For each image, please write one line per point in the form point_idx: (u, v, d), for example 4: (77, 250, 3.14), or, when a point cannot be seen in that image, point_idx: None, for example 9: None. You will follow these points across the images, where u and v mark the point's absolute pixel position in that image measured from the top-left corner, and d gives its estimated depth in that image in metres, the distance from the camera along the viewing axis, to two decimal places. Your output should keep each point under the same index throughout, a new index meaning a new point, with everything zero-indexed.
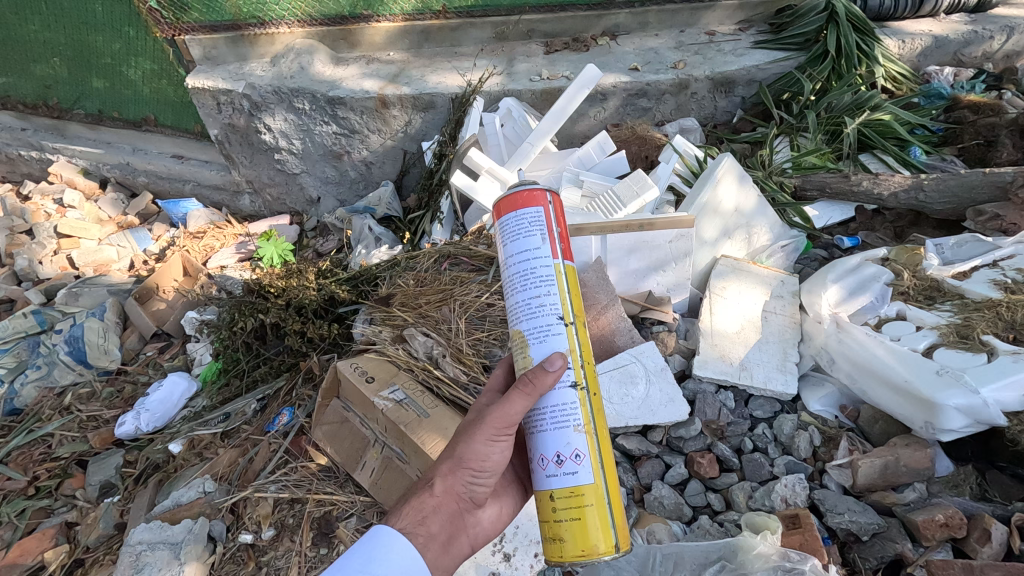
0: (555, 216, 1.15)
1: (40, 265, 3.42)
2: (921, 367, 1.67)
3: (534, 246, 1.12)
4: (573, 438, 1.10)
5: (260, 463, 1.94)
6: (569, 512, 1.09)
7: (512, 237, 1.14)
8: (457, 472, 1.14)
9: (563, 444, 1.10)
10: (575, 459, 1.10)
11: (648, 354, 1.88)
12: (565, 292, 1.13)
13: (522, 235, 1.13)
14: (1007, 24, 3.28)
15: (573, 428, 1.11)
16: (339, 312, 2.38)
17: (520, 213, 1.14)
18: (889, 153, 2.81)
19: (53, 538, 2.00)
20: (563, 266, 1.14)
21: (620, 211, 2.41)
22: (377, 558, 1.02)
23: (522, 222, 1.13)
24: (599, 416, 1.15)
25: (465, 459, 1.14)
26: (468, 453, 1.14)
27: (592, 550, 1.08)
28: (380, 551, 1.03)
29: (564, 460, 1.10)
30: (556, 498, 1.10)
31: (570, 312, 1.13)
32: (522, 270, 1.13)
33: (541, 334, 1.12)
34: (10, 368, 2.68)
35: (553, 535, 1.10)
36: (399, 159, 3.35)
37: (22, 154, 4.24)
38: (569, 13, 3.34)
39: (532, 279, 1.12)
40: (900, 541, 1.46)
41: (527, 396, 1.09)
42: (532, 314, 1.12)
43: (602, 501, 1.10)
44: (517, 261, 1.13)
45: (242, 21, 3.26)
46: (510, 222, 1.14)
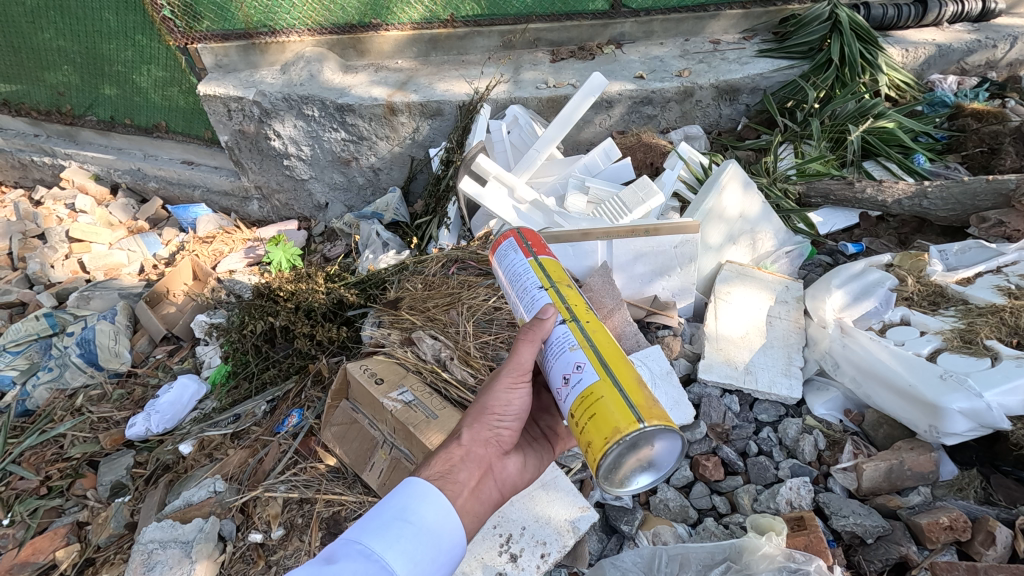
0: (529, 235, 1.36)
1: (52, 269, 3.50)
2: (925, 370, 1.68)
3: (509, 261, 1.32)
4: (570, 355, 1.10)
5: (270, 463, 1.97)
6: (585, 414, 1.03)
7: (498, 264, 1.35)
8: (480, 420, 1.18)
9: (566, 364, 1.11)
10: (578, 370, 1.08)
11: (654, 357, 1.92)
12: (542, 269, 1.26)
13: (502, 265, 1.34)
14: (1010, 33, 3.31)
15: (568, 348, 1.12)
16: (348, 315, 2.43)
17: (498, 250, 1.37)
18: (892, 161, 2.86)
19: (64, 537, 2.04)
20: (542, 259, 1.28)
21: (625, 217, 2.43)
22: (411, 509, 0.99)
23: (499, 255, 1.36)
24: (592, 330, 1.14)
25: (487, 407, 1.19)
26: (491, 400, 1.19)
27: (614, 435, 0.97)
28: (415, 501, 1.00)
29: (570, 376, 1.09)
30: (577, 413, 1.06)
31: (550, 277, 1.24)
32: (513, 280, 1.29)
33: (531, 304, 1.23)
34: (23, 370, 2.75)
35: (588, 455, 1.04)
36: (407, 165, 3.40)
37: (35, 159, 4.33)
38: (575, 21, 3.38)
39: (519, 279, 1.27)
40: (905, 544, 1.46)
41: (531, 343, 1.16)
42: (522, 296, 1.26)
43: (613, 389, 1.02)
44: (506, 271, 1.32)
45: (253, 30, 3.31)
46: (496, 255, 1.37)
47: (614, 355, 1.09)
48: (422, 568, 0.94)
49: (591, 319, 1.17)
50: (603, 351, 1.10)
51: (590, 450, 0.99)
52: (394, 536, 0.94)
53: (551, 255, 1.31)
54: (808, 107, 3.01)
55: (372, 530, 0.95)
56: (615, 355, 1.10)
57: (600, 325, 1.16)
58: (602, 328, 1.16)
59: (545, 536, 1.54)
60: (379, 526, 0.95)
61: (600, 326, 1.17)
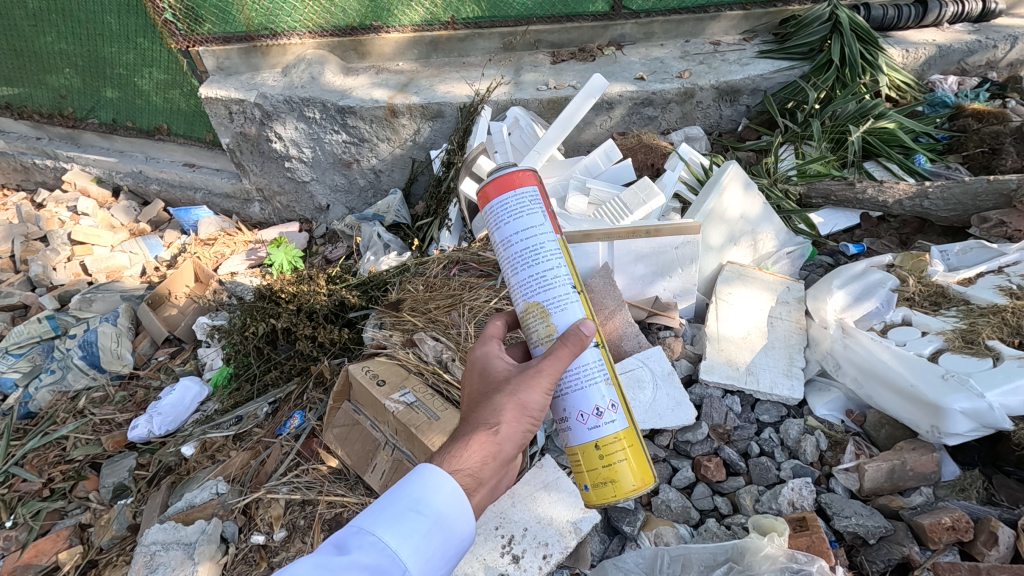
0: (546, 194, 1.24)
1: (54, 272, 3.51)
2: (927, 370, 1.68)
3: (535, 220, 1.17)
4: (607, 391, 1.19)
5: (272, 465, 1.98)
6: (615, 454, 1.19)
7: (510, 219, 1.18)
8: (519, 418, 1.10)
9: (600, 397, 1.19)
10: (611, 409, 1.20)
11: (655, 358, 1.91)
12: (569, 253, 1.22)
13: (517, 215, 1.17)
14: (1010, 33, 3.31)
15: (603, 382, 1.19)
16: (350, 317, 2.45)
17: (516, 193, 1.18)
18: (893, 161, 2.85)
19: (67, 539, 2.05)
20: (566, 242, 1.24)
21: (626, 218, 2.43)
22: (425, 499, 0.98)
23: (515, 201, 1.18)
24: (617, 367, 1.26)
25: (529, 407, 1.11)
26: (530, 401, 1.11)
27: (636, 486, 1.20)
28: (429, 491, 0.99)
29: (602, 412, 1.19)
30: (600, 446, 1.19)
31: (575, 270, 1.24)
32: (536, 248, 1.17)
33: (559, 303, 1.17)
34: (26, 372, 2.77)
35: (598, 482, 1.20)
36: (407, 167, 3.40)
37: (37, 162, 4.35)
38: (575, 23, 3.39)
39: (548, 255, 1.17)
40: (907, 544, 1.46)
41: (572, 353, 1.12)
42: (546, 286, 1.17)
43: (636, 440, 1.22)
44: (521, 238, 1.17)
45: (255, 33, 3.32)
46: (507, 204, 1.18)
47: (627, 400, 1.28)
48: (434, 562, 0.95)
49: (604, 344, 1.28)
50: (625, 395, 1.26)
51: (614, 490, 1.19)
52: (407, 530, 0.93)
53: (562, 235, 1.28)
54: (808, 108, 3.02)
55: (385, 521, 0.93)
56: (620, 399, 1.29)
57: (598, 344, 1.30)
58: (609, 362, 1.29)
59: (546, 538, 1.54)
60: (393, 517, 0.94)
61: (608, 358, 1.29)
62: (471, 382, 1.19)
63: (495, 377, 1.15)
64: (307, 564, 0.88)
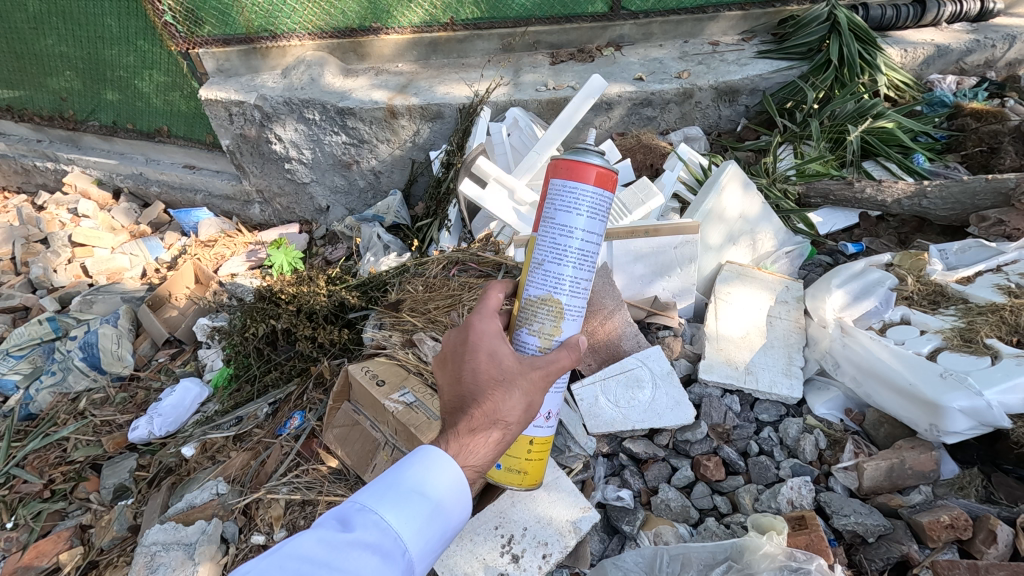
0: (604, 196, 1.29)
1: (55, 273, 3.52)
2: (926, 369, 1.68)
3: (588, 224, 1.23)
4: (557, 402, 1.37)
5: (272, 465, 1.98)
6: (537, 453, 1.36)
7: (570, 212, 1.22)
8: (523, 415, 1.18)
9: (553, 406, 1.35)
10: (553, 418, 1.37)
11: (654, 358, 1.91)
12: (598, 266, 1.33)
13: (577, 213, 1.22)
14: (1009, 32, 3.32)
15: (558, 395, 1.36)
16: (350, 318, 2.45)
17: (589, 191, 1.21)
18: (892, 160, 2.86)
19: (67, 540, 2.05)
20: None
21: (625, 218, 2.43)
22: (428, 482, 1.00)
23: (582, 196, 1.21)
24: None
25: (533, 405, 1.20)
26: (536, 402, 1.20)
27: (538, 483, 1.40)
28: (431, 474, 1.01)
29: (547, 417, 1.35)
30: (532, 444, 1.35)
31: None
32: (576, 250, 1.24)
33: (574, 311, 1.29)
34: (27, 374, 2.79)
35: (512, 467, 1.36)
36: (407, 168, 3.40)
37: (37, 165, 4.35)
38: (574, 24, 3.39)
39: (583, 262, 1.26)
40: (906, 543, 1.46)
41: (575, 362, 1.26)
42: (572, 289, 1.27)
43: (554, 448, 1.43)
44: (570, 237, 1.23)
45: (254, 35, 3.32)
46: (574, 197, 1.22)
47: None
48: (432, 543, 0.97)
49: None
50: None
51: (523, 480, 1.37)
52: (410, 511, 0.95)
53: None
54: (807, 108, 3.02)
55: (389, 501, 0.95)
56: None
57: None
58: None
59: (546, 537, 1.54)
60: (395, 497, 0.96)
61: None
62: (476, 361, 1.18)
63: (509, 367, 1.18)
64: (310, 540, 0.88)
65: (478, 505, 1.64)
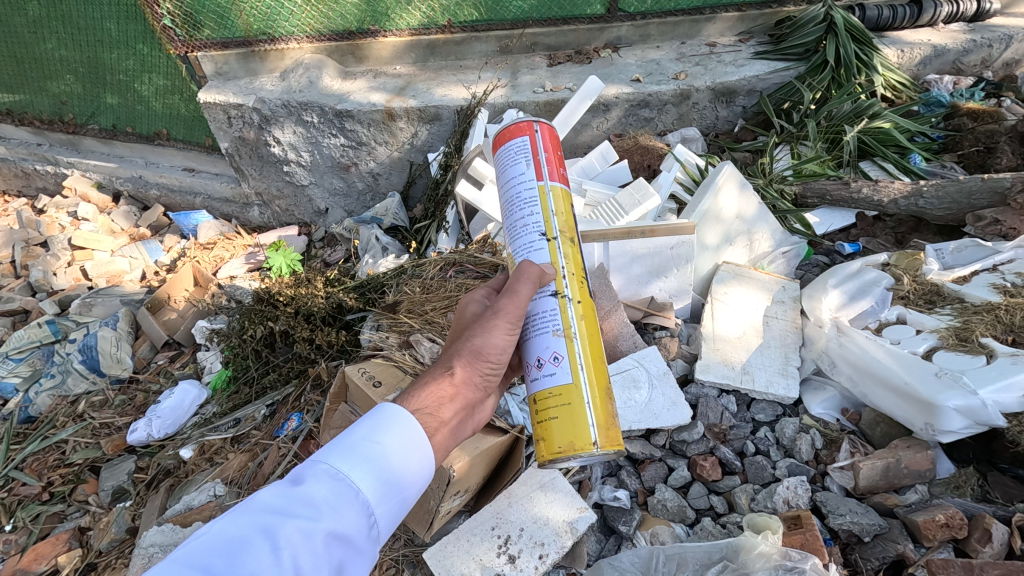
0: (551, 143, 1.28)
1: (54, 276, 3.53)
2: (920, 368, 1.69)
3: (522, 169, 1.23)
4: (552, 342, 1.18)
5: (269, 467, 1.99)
6: (551, 411, 1.17)
7: (503, 168, 1.27)
8: (473, 361, 1.17)
9: (544, 347, 1.19)
10: (554, 361, 1.17)
11: (651, 358, 1.92)
12: (556, 201, 1.23)
13: (511, 164, 1.25)
14: (1006, 33, 3.32)
15: (551, 333, 1.18)
16: (347, 320, 2.46)
17: (516, 143, 1.26)
18: (889, 160, 2.86)
19: (66, 543, 2.06)
20: (561, 192, 1.24)
21: (622, 219, 2.43)
22: (382, 429, 1.00)
23: (513, 148, 1.26)
24: (597, 346, 1.21)
25: (483, 350, 1.17)
26: (488, 343, 1.17)
27: (571, 448, 1.14)
28: (385, 424, 1.01)
29: (545, 363, 1.18)
30: (539, 400, 1.19)
31: (565, 220, 1.23)
32: (514, 192, 1.24)
33: (528, 249, 1.21)
34: (26, 377, 2.78)
35: (538, 436, 1.20)
36: (406, 170, 3.41)
37: (37, 168, 4.37)
38: (572, 26, 3.40)
39: (522, 200, 1.22)
40: (902, 542, 1.47)
41: (529, 286, 1.16)
42: (519, 233, 1.23)
43: (581, 399, 1.15)
44: (509, 186, 1.25)
45: (253, 38, 3.33)
46: (502, 156, 1.27)
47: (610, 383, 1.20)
48: (392, 489, 0.97)
49: (591, 311, 1.22)
50: (599, 373, 1.19)
51: (549, 449, 1.17)
52: (361, 457, 0.95)
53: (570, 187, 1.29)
54: (804, 108, 3.03)
55: (340, 451, 0.96)
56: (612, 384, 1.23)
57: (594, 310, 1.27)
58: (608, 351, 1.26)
59: (543, 537, 1.54)
60: (347, 447, 0.96)
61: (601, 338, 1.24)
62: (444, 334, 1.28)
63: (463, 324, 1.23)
64: (268, 492, 0.91)
65: (476, 503, 1.75)
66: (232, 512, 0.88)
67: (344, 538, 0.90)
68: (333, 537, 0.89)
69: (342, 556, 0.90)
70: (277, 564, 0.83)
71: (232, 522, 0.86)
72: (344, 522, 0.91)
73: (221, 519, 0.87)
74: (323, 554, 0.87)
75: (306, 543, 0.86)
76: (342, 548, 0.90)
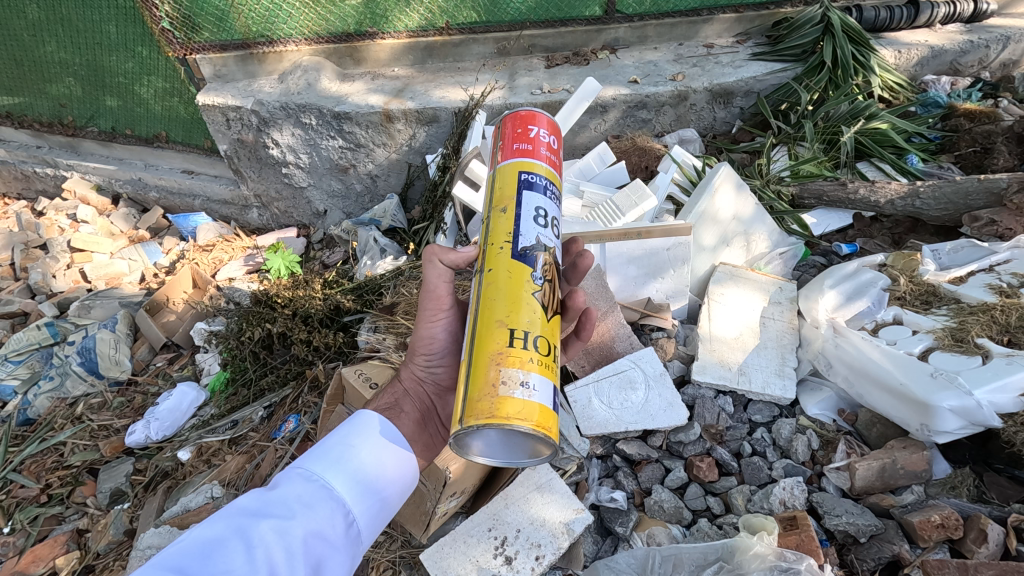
0: (520, 121, 1.20)
1: (53, 279, 3.53)
2: (915, 368, 1.69)
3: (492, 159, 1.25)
4: (468, 321, 1.11)
5: (267, 468, 2.00)
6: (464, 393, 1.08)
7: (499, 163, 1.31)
8: (413, 358, 1.39)
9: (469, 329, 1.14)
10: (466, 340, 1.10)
11: (648, 359, 1.92)
12: (500, 178, 1.16)
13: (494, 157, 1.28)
14: (1003, 33, 3.33)
15: (469, 311, 1.13)
16: (345, 321, 2.47)
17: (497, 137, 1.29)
18: (886, 161, 2.87)
19: (64, 545, 2.07)
20: (508, 167, 1.16)
21: (619, 220, 2.43)
22: (353, 434, 1.14)
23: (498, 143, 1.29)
24: (498, 309, 1.03)
25: (417, 346, 1.37)
26: (418, 340, 1.37)
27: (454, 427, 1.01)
28: (355, 430, 1.15)
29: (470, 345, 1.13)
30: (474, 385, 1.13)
31: (506, 193, 1.13)
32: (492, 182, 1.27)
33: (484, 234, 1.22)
34: (25, 379, 2.77)
35: None
36: (404, 171, 3.42)
37: (37, 171, 4.38)
38: (569, 27, 3.41)
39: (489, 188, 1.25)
40: (898, 542, 1.47)
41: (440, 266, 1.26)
42: None
43: (464, 373, 1.02)
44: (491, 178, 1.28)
45: (252, 40, 3.34)
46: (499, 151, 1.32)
47: (508, 349, 0.99)
48: (363, 487, 1.08)
49: (506, 275, 1.05)
50: (494, 339, 1.01)
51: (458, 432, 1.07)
52: (334, 459, 1.08)
53: (534, 160, 1.16)
54: (801, 109, 3.03)
55: (314, 456, 1.08)
56: (524, 350, 0.99)
57: (520, 271, 1.06)
58: (526, 311, 1.03)
59: (540, 538, 1.54)
60: (321, 454, 1.09)
61: (511, 298, 1.04)
62: None
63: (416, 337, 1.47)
64: (245, 499, 1.01)
65: (472, 505, 1.75)
66: (209, 519, 0.95)
67: (317, 536, 0.98)
68: (307, 534, 0.97)
69: (317, 553, 0.97)
70: (251, 559, 0.90)
71: (210, 527, 0.94)
72: (316, 521, 1.00)
73: (200, 525, 0.94)
74: (298, 550, 0.95)
75: (279, 540, 0.94)
76: (316, 544, 0.98)
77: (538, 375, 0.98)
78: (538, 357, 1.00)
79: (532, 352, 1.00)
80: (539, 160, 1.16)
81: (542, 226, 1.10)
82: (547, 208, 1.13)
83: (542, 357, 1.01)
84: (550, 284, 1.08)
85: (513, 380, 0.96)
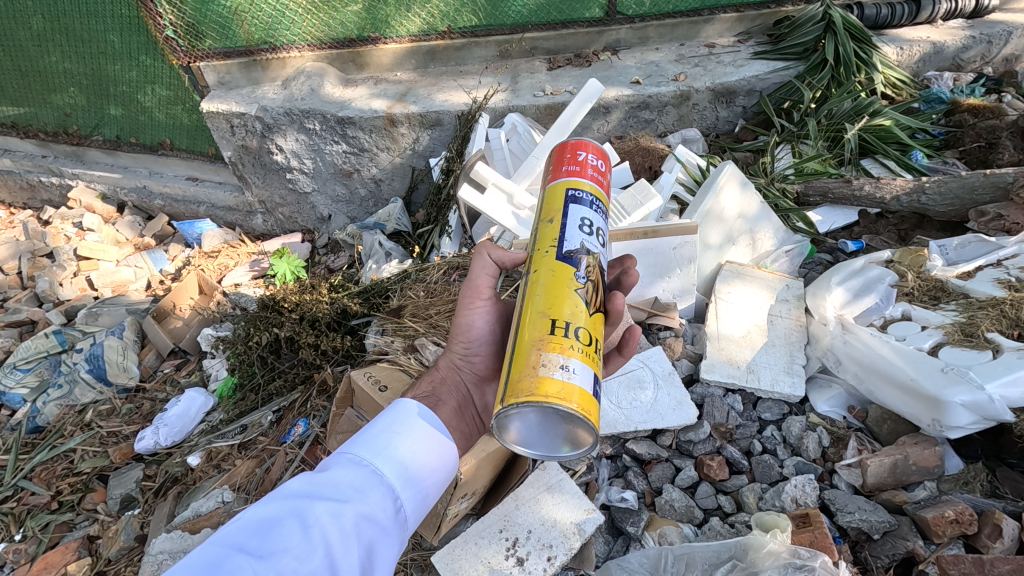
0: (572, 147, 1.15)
1: (60, 287, 3.55)
2: (927, 364, 1.68)
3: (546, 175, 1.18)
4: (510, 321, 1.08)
5: (276, 472, 2.01)
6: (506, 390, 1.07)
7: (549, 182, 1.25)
8: (450, 349, 1.41)
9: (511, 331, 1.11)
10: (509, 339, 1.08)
11: (655, 359, 1.94)
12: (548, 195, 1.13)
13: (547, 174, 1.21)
14: (1005, 29, 3.33)
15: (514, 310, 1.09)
16: (351, 325, 2.48)
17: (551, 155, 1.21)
18: (890, 157, 2.86)
19: (75, 551, 2.06)
20: (559, 181, 1.12)
21: (625, 220, 2.42)
22: (399, 421, 1.13)
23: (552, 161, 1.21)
24: (540, 304, 1.01)
25: (454, 335, 1.40)
26: (456, 327, 1.39)
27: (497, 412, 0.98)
28: (401, 417, 1.14)
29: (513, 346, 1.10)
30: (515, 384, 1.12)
31: (557, 205, 1.09)
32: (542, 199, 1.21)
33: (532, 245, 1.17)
34: (34, 387, 2.78)
35: None
36: (407, 175, 3.44)
37: (43, 180, 4.40)
38: (571, 29, 3.42)
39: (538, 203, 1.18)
40: (911, 539, 1.46)
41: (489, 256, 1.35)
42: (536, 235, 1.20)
43: (510, 364, 1.00)
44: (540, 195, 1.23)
45: (254, 47, 3.36)
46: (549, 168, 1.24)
47: (551, 335, 0.97)
48: (410, 474, 1.07)
49: (550, 273, 1.03)
50: (536, 328, 0.99)
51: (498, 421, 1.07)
52: (382, 445, 1.08)
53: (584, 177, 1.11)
54: (803, 107, 3.03)
55: (362, 441, 1.08)
56: (567, 338, 0.97)
57: (564, 270, 1.03)
58: (570, 303, 1.00)
59: (551, 539, 1.54)
60: (367, 440, 1.08)
61: (555, 291, 1.01)
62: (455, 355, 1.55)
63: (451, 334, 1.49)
64: (298, 479, 1.01)
65: (483, 506, 1.75)
66: (264, 499, 0.96)
67: (368, 521, 0.99)
68: (358, 517, 0.97)
69: (369, 536, 0.98)
70: (307, 540, 0.90)
71: (265, 506, 0.95)
72: (368, 505, 1.00)
73: (256, 505, 0.95)
74: (350, 533, 0.95)
75: (333, 523, 0.94)
76: (367, 529, 0.98)
77: (581, 363, 0.96)
78: (583, 346, 0.97)
79: (577, 341, 0.97)
80: (591, 181, 1.12)
81: (589, 234, 1.07)
82: (596, 220, 1.08)
83: (586, 346, 0.98)
84: (594, 285, 1.05)
85: (557, 366, 0.94)
